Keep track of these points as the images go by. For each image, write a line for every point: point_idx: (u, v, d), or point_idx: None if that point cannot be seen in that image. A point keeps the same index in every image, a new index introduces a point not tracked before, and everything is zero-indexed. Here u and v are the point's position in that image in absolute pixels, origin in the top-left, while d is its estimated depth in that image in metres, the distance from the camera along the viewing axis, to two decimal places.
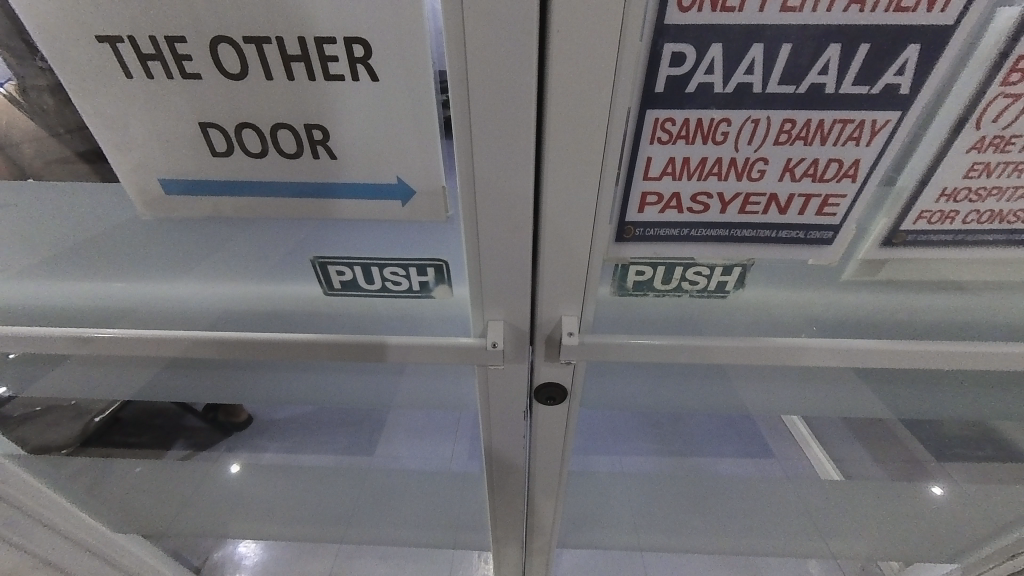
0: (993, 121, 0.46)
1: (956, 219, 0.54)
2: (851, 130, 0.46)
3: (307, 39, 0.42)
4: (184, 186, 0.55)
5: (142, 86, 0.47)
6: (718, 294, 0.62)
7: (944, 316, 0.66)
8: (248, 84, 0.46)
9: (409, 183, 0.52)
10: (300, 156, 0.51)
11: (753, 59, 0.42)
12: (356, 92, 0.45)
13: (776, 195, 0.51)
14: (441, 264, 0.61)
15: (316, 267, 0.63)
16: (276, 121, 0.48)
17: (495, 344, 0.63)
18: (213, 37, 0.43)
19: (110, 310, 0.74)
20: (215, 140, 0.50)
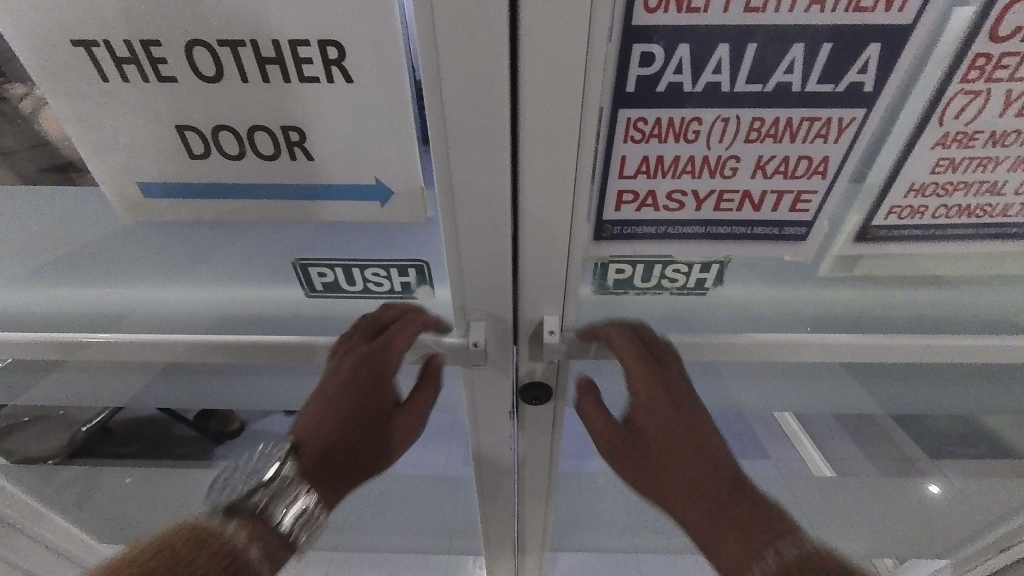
0: (956, 117, 0.47)
1: (926, 215, 0.55)
2: (819, 128, 0.48)
3: (281, 42, 0.43)
4: (164, 190, 0.55)
5: (120, 92, 0.47)
6: (698, 291, 0.63)
7: (921, 311, 0.68)
8: (224, 87, 0.46)
9: (387, 184, 0.52)
10: (278, 159, 0.51)
11: (720, 59, 0.43)
12: (332, 94, 0.46)
13: (748, 192, 0.52)
14: (422, 265, 0.61)
15: (298, 269, 0.64)
16: (252, 124, 0.48)
17: (476, 344, 0.63)
18: (189, 41, 0.43)
19: (98, 317, 0.74)
20: (193, 143, 0.50)
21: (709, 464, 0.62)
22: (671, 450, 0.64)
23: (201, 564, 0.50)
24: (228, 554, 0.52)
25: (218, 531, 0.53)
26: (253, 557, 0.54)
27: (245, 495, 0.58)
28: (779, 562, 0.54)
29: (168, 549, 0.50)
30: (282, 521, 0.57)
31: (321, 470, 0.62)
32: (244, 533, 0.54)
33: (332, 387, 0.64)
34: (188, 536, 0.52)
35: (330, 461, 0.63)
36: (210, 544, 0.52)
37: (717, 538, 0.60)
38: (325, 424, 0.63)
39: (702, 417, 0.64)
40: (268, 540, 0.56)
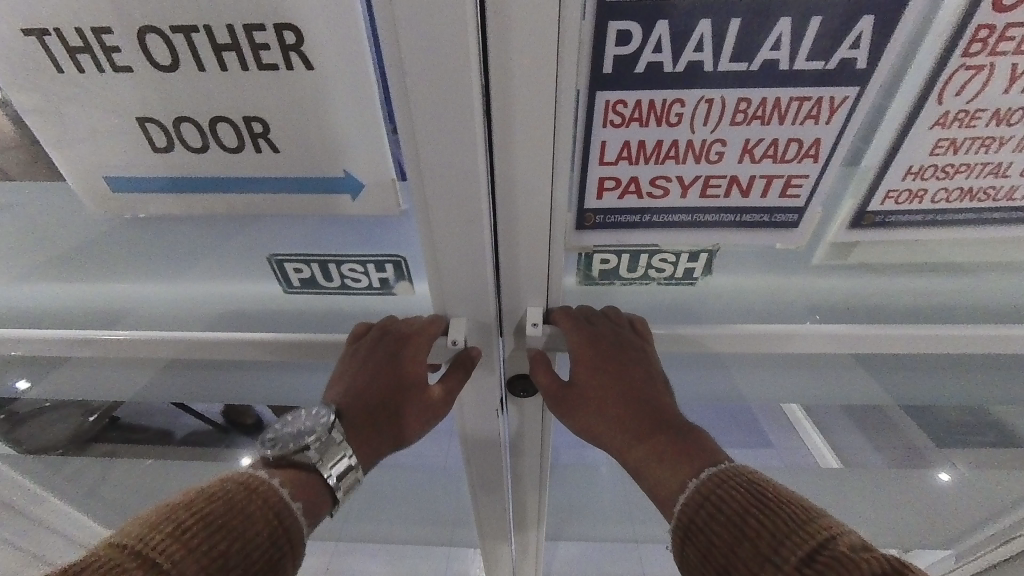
0: (957, 95, 0.44)
1: (925, 199, 0.52)
2: (809, 109, 0.45)
3: (236, 26, 0.40)
4: (132, 183, 0.54)
5: (78, 84, 0.46)
6: (687, 281, 0.61)
7: (925, 299, 0.65)
8: (182, 76, 0.44)
9: (357, 177, 0.50)
10: (243, 151, 0.49)
11: (702, 36, 0.41)
12: (292, 81, 0.44)
13: (736, 177, 0.50)
14: (399, 261, 0.60)
15: (273, 265, 0.63)
16: (215, 115, 0.47)
17: (456, 342, 0.61)
18: (141, 27, 0.41)
19: (86, 313, 0.74)
20: (155, 135, 0.49)
21: (635, 396, 0.57)
22: (593, 382, 0.58)
23: (252, 513, 0.48)
24: (275, 508, 0.49)
25: (268, 484, 0.51)
26: (297, 511, 0.51)
27: (294, 450, 0.56)
28: (697, 486, 0.47)
29: (218, 498, 0.47)
30: (330, 475, 0.57)
31: (364, 437, 0.61)
32: (288, 490, 0.52)
33: (363, 365, 0.62)
34: (236, 486, 0.49)
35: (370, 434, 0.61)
36: (261, 494, 0.49)
37: (643, 470, 0.54)
38: (365, 392, 0.62)
39: (630, 347, 0.58)
40: (313, 500, 0.54)
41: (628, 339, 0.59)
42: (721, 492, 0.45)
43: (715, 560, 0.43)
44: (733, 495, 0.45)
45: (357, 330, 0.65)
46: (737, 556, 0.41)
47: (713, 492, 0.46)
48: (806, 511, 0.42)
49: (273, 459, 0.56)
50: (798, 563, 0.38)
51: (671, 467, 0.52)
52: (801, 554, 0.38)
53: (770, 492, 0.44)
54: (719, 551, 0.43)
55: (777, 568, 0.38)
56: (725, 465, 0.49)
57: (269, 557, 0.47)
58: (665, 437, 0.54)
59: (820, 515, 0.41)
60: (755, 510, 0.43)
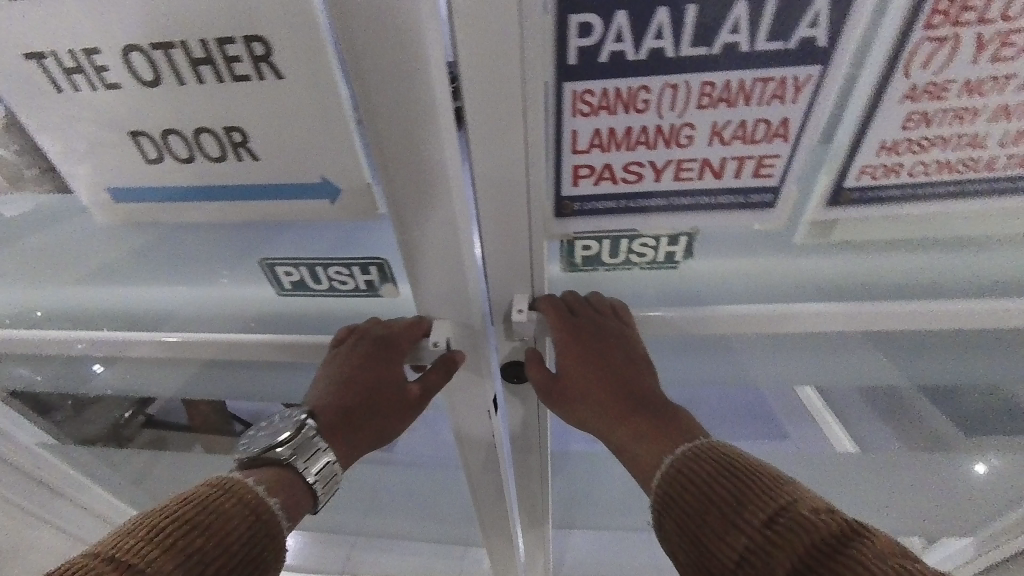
0: (923, 67, 0.45)
1: (902, 173, 0.52)
2: (773, 89, 0.46)
3: (208, 41, 0.43)
4: (131, 194, 0.58)
5: (76, 102, 0.50)
6: (669, 265, 0.62)
7: (916, 276, 0.65)
8: (164, 90, 0.48)
9: (333, 182, 0.53)
10: (226, 160, 0.53)
11: (661, 24, 0.42)
12: (264, 90, 0.46)
13: (708, 160, 0.51)
14: (382, 263, 0.63)
15: (265, 268, 0.67)
16: (197, 127, 0.50)
17: (436, 343, 0.64)
18: (125, 46, 0.45)
19: (114, 313, 0.80)
20: (147, 147, 0.53)
21: (614, 378, 0.59)
22: (574, 366, 0.61)
23: (227, 511, 0.50)
24: (250, 504, 0.52)
25: (241, 483, 0.53)
26: (273, 506, 0.53)
27: (265, 449, 0.59)
28: (673, 461, 0.51)
29: (192, 500, 0.50)
30: (306, 470, 0.59)
31: (341, 435, 0.63)
32: (263, 486, 0.54)
33: (342, 366, 0.65)
34: (210, 487, 0.52)
35: (349, 429, 0.64)
36: (234, 492, 0.52)
37: (624, 449, 0.57)
38: (342, 392, 0.64)
39: (609, 331, 0.60)
40: (290, 493, 0.56)
41: (608, 325, 0.60)
42: (695, 465, 0.49)
43: (688, 527, 0.46)
44: (705, 467, 0.48)
45: (337, 336, 0.69)
46: (706, 522, 0.45)
47: (687, 465, 0.49)
48: (772, 478, 0.45)
49: (250, 460, 0.59)
50: (760, 525, 0.41)
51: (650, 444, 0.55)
52: (763, 517, 0.42)
53: (739, 463, 0.48)
54: (691, 520, 0.46)
55: (740, 530, 0.42)
56: (699, 441, 0.51)
57: (246, 551, 0.49)
58: (644, 418, 0.57)
59: (786, 484, 0.44)
60: (724, 479, 0.46)
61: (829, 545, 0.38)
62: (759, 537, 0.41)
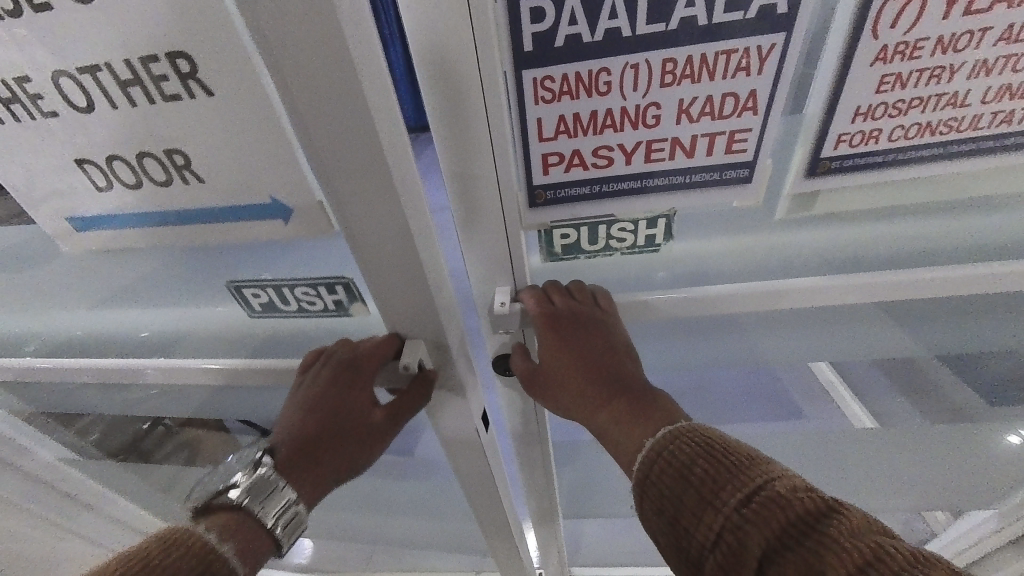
0: (893, 27, 0.43)
1: (881, 139, 0.51)
2: (738, 61, 0.45)
3: (132, 61, 0.45)
4: (93, 221, 0.62)
5: (24, 131, 0.53)
6: (650, 248, 0.61)
7: (908, 244, 0.63)
8: (99, 115, 0.50)
9: (283, 202, 0.56)
10: (172, 182, 0.56)
11: (613, 3, 0.41)
12: (195, 106, 0.48)
13: (678, 139, 0.50)
14: (347, 283, 0.66)
15: (233, 290, 0.72)
16: (140, 150, 0.53)
17: (409, 367, 0.63)
18: (54, 72, 0.47)
19: (119, 326, 0.83)
20: (95, 174, 0.56)
21: (597, 366, 0.59)
22: (555, 353, 0.61)
23: (173, 565, 0.51)
24: (198, 555, 0.53)
25: (189, 534, 0.54)
26: (223, 552, 0.54)
27: (216, 494, 0.60)
28: (653, 443, 0.51)
29: (138, 558, 0.51)
30: (261, 510, 0.60)
31: (303, 472, 0.64)
32: (213, 533, 0.56)
33: (300, 401, 0.66)
34: (158, 543, 0.53)
35: (319, 462, 0.65)
36: (181, 545, 0.53)
37: (606, 432, 0.57)
38: (298, 427, 0.65)
39: (589, 320, 0.59)
40: (242, 537, 0.57)
41: (587, 314, 0.60)
42: (674, 446, 0.49)
43: (666, 507, 0.47)
44: (684, 448, 0.48)
45: (303, 362, 0.71)
46: (684, 502, 0.46)
47: (666, 446, 0.50)
48: (748, 458, 0.46)
49: (204, 508, 0.59)
50: (736, 504, 0.42)
51: (631, 427, 0.55)
52: (739, 496, 0.43)
53: (716, 442, 0.48)
54: (669, 500, 0.47)
55: (718, 510, 0.43)
56: (681, 423, 0.52)
57: None
58: (624, 401, 0.57)
59: (761, 461, 0.45)
60: (702, 459, 0.47)
61: (800, 521, 0.40)
62: (734, 514, 0.42)
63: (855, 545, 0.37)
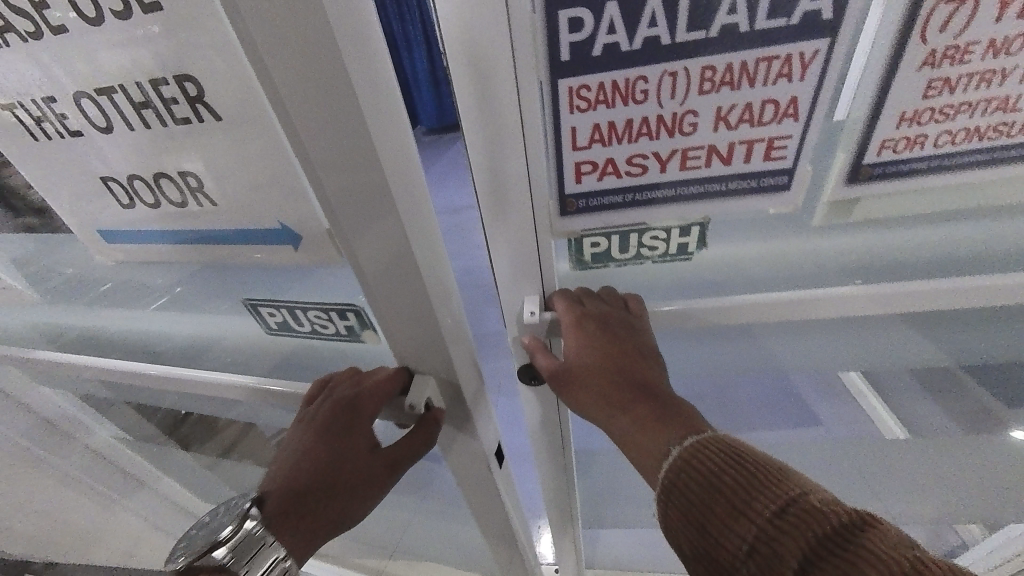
0: (941, 31, 0.42)
1: (927, 144, 0.49)
2: (779, 67, 0.44)
3: (145, 85, 0.51)
4: (120, 236, 0.70)
5: (63, 145, 0.60)
6: (682, 257, 0.60)
7: (953, 253, 0.60)
8: (119, 134, 0.57)
9: (290, 227, 0.60)
10: (187, 202, 0.61)
11: (654, 11, 0.41)
12: (203, 128, 0.53)
13: (714, 146, 0.49)
14: (357, 309, 0.70)
15: (250, 308, 0.76)
16: (158, 170, 0.59)
17: (413, 406, 0.71)
18: (78, 94, 0.54)
19: (160, 325, 0.87)
20: (118, 190, 0.63)
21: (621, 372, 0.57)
22: (577, 359, 0.59)
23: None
24: None
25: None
26: None
27: (198, 556, 0.62)
28: (681, 452, 0.49)
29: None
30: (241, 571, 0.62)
31: (310, 503, 0.69)
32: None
33: (308, 432, 0.71)
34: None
35: (324, 495, 0.69)
36: None
37: (627, 439, 0.55)
38: (304, 462, 0.70)
39: (618, 323, 0.59)
40: None
41: (617, 317, 0.59)
42: (702, 455, 0.48)
43: (696, 517, 0.46)
44: (713, 458, 0.47)
45: (308, 394, 0.77)
46: (715, 513, 0.45)
47: (695, 455, 0.48)
48: (778, 469, 0.45)
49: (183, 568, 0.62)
50: (770, 516, 0.41)
51: (655, 434, 0.53)
52: (773, 508, 0.42)
53: (745, 452, 0.47)
54: (699, 511, 0.46)
55: (752, 521, 0.42)
56: (707, 433, 0.51)
57: None
58: (649, 407, 0.54)
59: (791, 473, 0.44)
60: (732, 469, 0.45)
61: (837, 535, 0.39)
62: (769, 526, 0.41)
63: (892, 556, 0.36)
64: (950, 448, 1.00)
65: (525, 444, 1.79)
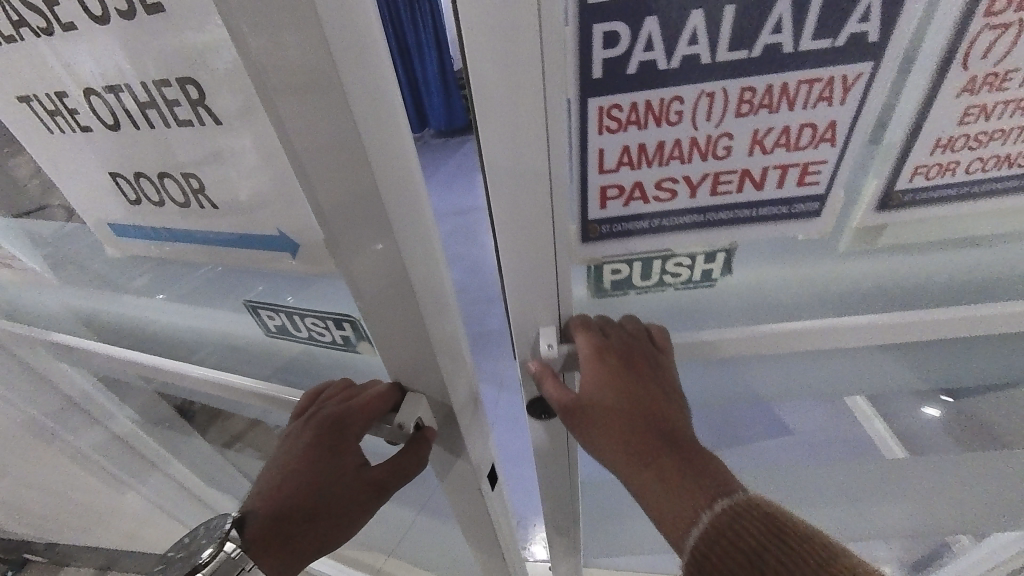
0: (983, 57, 0.41)
1: (958, 170, 0.48)
2: (820, 90, 0.42)
3: (149, 84, 0.47)
4: (128, 230, 0.65)
5: (76, 142, 0.57)
6: (706, 283, 0.57)
7: (969, 276, 0.60)
8: (125, 133, 0.53)
9: (289, 236, 0.53)
10: (190, 204, 0.57)
11: (696, 28, 0.38)
12: (205, 131, 0.49)
13: (748, 170, 0.47)
14: (354, 321, 0.64)
15: (250, 309, 0.70)
16: (160, 170, 0.54)
17: (402, 426, 0.64)
18: (86, 90, 0.51)
19: (158, 325, 0.84)
20: (125, 187, 0.59)
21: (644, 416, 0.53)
22: (595, 398, 0.54)
23: None
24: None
25: None
26: None
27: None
28: (711, 519, 0.46)
29: None
30: None
31: (290, 524, 0.63)
32: None
33: (292, 447, 0.65)
34: None
35: (306, 517, 0.64)
36: None
37: (647, 495, 0.50)
38: (287, 481, 0.64)
39: (641, 358, 0.55)
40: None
41: (641, 351, 0.56)
42: (736, 526, 0.45)
43: None
44: (748, 529, 0.44)
45: (298, 407, 0.70)
46: None
47: (729, 524, 0.45)
48: (819, 545, 0.42)
49: None
50: None
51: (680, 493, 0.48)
52: None
53: (782, 523, 0.44)
54: None
55: None
56: (737, 495, 0.47)
57: None
58: (674, 461, 0.50)
59: (831, 551, 0.42)
60: (771, 545, 0.43)
61: None
62: None
63: None
64: (952, 473, 0.99)
65: (522, 446, 1.71)
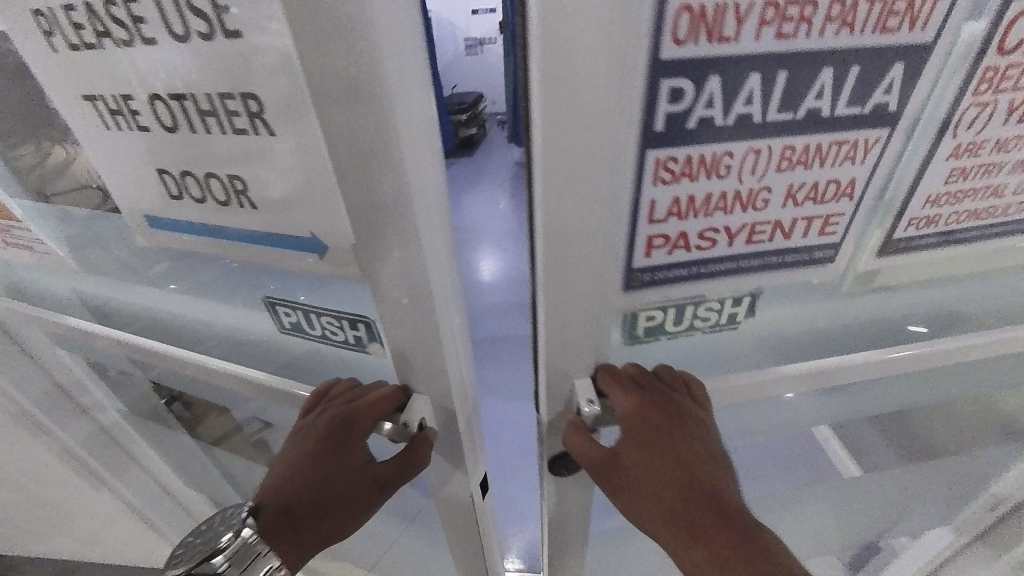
0: (968, 128, 0.46)
1: (940, 222, 0.53)
2: (847, 150, 0.45)
3: (212, 94, 0.45)
4: (164, 222, 0.60)
5: (130, 141, 0.53)
6: (730, 326, 0.60)
7: (942, 309, 0.66)
8: (177, 136, 0.51)
9: (319, 239, 0.52)
10: (231, 205, 0.54)
11: (751, 90, 0.40)
12: (259, 142, 0.47)
13: (780, 221, 0.49)
14: (368, 321, 0.61)
15: (267, 305, 0.67)
16: (208, 171, 0.52)
17: (406, 424, 0.61)
18: (151, 94, 0.48)
19: (158, 324, 0.80)
20: (169, 184, 0.55)
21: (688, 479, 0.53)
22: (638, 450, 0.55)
23: None
24: None
25: None
26: None
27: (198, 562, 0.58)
28: None
29: None
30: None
31: (292, 520, 0.61)
32: None
33: (299, 441, 0.63)
34: None
35: (309, 513, 0.61)
36: None
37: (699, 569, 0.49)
38: (290, 476, 0.62)
39: (686, 413, 0.55)
40: None
41: (683, 406, 0.56)
42: None
43: None
44: None
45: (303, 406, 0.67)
46: None
47: None
48: None
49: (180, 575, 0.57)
50: None
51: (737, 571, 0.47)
52: None
53: None
54: None
55: None
56: None
57: None
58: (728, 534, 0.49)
59: None
60: None
61: None
62: None
63: None
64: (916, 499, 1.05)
65: (510, 462, 1.70)
